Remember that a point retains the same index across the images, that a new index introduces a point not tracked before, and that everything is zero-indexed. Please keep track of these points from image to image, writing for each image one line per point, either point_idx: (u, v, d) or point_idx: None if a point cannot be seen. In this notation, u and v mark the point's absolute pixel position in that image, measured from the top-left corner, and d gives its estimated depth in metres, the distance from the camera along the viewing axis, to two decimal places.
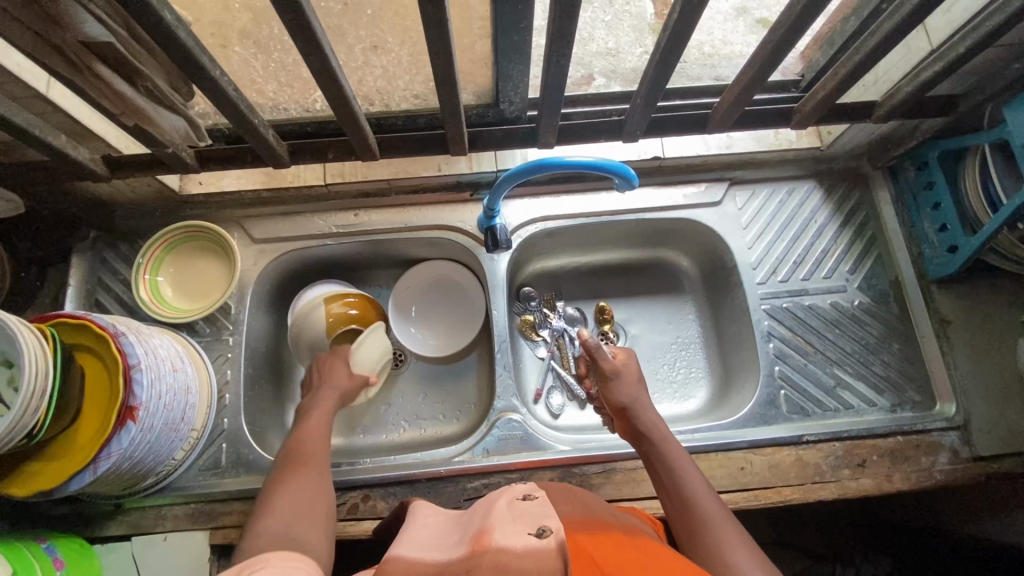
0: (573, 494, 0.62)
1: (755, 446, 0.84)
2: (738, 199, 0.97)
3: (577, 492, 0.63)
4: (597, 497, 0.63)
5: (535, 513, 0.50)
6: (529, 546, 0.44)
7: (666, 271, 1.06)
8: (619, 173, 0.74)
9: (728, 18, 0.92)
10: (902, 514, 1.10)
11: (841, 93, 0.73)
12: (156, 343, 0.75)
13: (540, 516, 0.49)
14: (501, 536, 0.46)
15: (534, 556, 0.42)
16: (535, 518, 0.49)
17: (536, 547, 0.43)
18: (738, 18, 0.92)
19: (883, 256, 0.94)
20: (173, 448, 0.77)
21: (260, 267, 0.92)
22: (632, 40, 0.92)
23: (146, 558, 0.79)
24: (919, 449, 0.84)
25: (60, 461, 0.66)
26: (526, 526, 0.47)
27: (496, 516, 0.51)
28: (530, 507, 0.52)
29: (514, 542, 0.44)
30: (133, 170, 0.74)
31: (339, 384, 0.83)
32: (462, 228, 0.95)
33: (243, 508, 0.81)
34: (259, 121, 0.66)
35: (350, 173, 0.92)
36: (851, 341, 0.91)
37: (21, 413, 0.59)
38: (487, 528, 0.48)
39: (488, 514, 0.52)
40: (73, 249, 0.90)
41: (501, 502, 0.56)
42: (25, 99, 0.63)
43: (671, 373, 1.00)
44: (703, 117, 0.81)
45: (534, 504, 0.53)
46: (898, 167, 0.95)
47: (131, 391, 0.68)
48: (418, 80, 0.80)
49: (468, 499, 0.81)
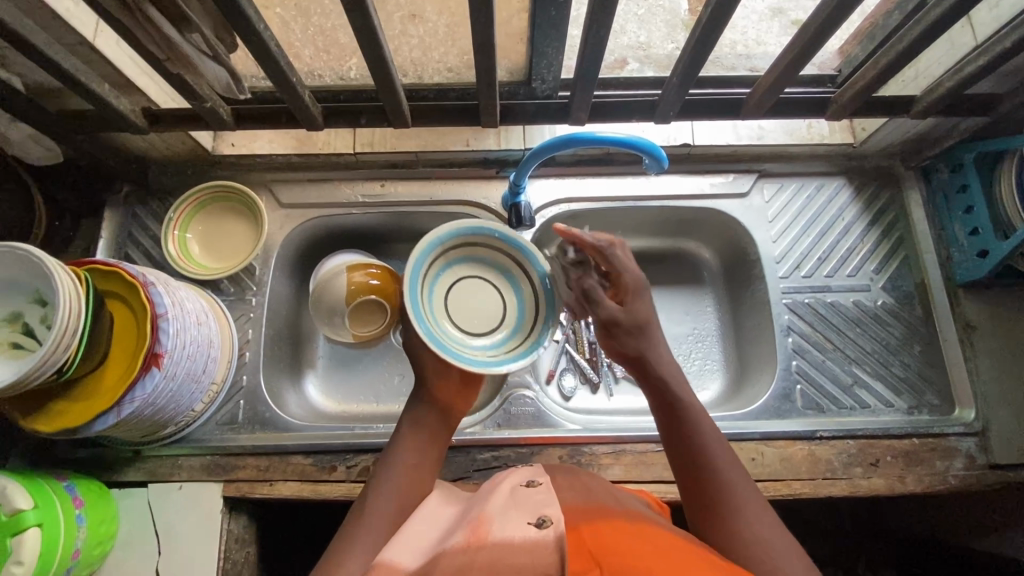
0: (575, 476, 0.63)
1: (766, 438, 0.83)
2: (765, 191, 0.96)
3: (582, 476, 0.63)
4: (600, 481, 0.63)
5: (534, 501, 0.52)
6: (529, 537, 0.46)
7: (687, 261, 1.06)
8: (650, 153, 0.74)
9: (762, 19, 0.90)
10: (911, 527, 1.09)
11: (878, 86, 0.73)
12: (183, 296, 0.77)
13: (538, 505, 0.51)
14: (497, 528, 0.48)
15: (533, 548, 0.44)
16: (533, 506, 0.51)
17: (536, 539, 0.45)
18: (774, 19, 0.89)
19: (910, 258, 0.93)
20: (193, 400, 0.79)
21: (285, 231, 0.94)
22: (664, 35, 0.90)
23: (160, 505, 0.81)
24: (934, 453, 0.83)
25: (85, 402, 0.68)
26: (524, 516, 0.49)
27: (496, 503, 0.53)
28: (528, 494, 0.53)
29: (513, 534, 0.46)
30: (169, 125, 0.75)
31: (422, 424, 0.69)
32: (485, 204, 0.95)
33: (257, 464, 0.82)
34: (297, 81, 0.67)
35: (380, 143, 0.94)
36: (872, 340, 0.90)
37: (53, 350, 0.61)
38: (484, 516, 0.50)
39: (489, 503, 0.53)
40: (107, 203, 0.92)
41: (504, 489, 0.57)
42: (73, 46, 0.65)
43: (685, 363, 1.00)
44: (738, 101, 0.80)
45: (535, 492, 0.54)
46: (932, 168, 0.93)
47: (157, 340, 0.70)
48: (453, 53, 0.81)
49: (477, 470, 0.82)
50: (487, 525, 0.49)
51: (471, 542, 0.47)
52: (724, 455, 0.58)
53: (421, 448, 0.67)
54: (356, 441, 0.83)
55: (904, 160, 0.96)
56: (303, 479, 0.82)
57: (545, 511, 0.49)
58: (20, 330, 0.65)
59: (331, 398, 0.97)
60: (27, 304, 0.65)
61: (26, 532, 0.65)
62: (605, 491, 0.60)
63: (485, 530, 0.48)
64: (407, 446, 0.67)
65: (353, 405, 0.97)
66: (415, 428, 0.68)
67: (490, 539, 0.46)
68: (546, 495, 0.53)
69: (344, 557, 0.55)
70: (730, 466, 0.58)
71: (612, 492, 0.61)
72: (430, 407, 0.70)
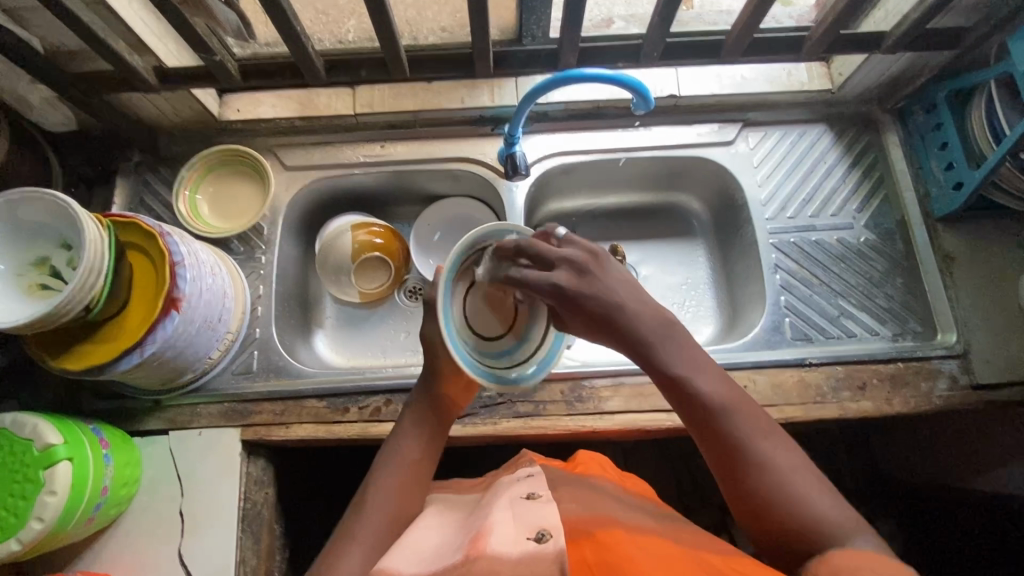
0: (572, 486, 0.64)
1: (758, 366, 0.87)
2: (750, 140, 1.00)
3: (582, 481, 0.66)
4: (600, 485, 0.66)
5: (533, 513, 0.54)
6: (527, 553, 0.49)
7: (677, 214, 1.10)
8: (637, 91, 0.79)
9: None
10: (905, 472, 1.12)
11: (846, 21, 0.77)
12: (198, 249, 0.80)
13: (536, 516, 0.54)
14: (496, 541, 0.50)
15: (532, 563, 0.48)
16: (531, 518, 0.54)
17: (535, 555, 0.48)
18: None
19: (890, 197, 0.97)
20: (210, 347, 0.83)
21: (291, 193, 0.97)
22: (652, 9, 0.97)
23: (180, 450, 0.84)
24: (919, 375, 0.87)
25: (109, 345, 0.72)
26: (522, 530, 0.52)
27: (496, 513, 0.55)
28: (528, 505, 0.56)
29: (510, 550, 0.49)
30: (181, 83, 0.80)
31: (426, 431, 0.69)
32: (482, 159, 0.99)
33: (273, 409, 0.86)
34: (301, 31, 0.72)
35: (379, 104, 0.97)
36: (856, 274, 0.94)
37: (80, 287, 0.65)
38: (484, 528, 0.53)
39: (491, 512, 0.56)
40: (119, 170, 0.95)
41: (505, 499, 0.59)
42: (90, 4, 0.70)
43: (680, 310, 1.04)
44: (717, 44, 0.84)
45: (534, 502, 0.56)
46: (909, 111, 0.98)
47: (176, 285, 0.74)
48: (446, 13, 0.90)
49: (484, 407, 0.85)
50: (484, 538, 0.51)
51: (469, 556, 0.50)
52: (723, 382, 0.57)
53: (421, 455, 0.68)
54: (366, 383, 0.86)
55: (880, 104, 1.01)
56: (317, 420, 0.85)
57: (543, 525, 0.52)
58: (48, 272, 0.69)
59: (340, 354, 1.01)
60: (55, 249, 0.69)
61: (58, 465, 0.69)
62: (600, 497, 0.62)
63: (483, 544, 0.51)
64: (406, 448, 0.68)
65: (361, 360, 1.00)
66: (419, 434, 0.69)
67: (488, 552, 0.49)
68: (545, 505, 0.55)
69: (344, 548, 0.59)
70: (738, 404, 0.55)
71: (609, 499, 0.62)
72: (431, 412, 0.71)
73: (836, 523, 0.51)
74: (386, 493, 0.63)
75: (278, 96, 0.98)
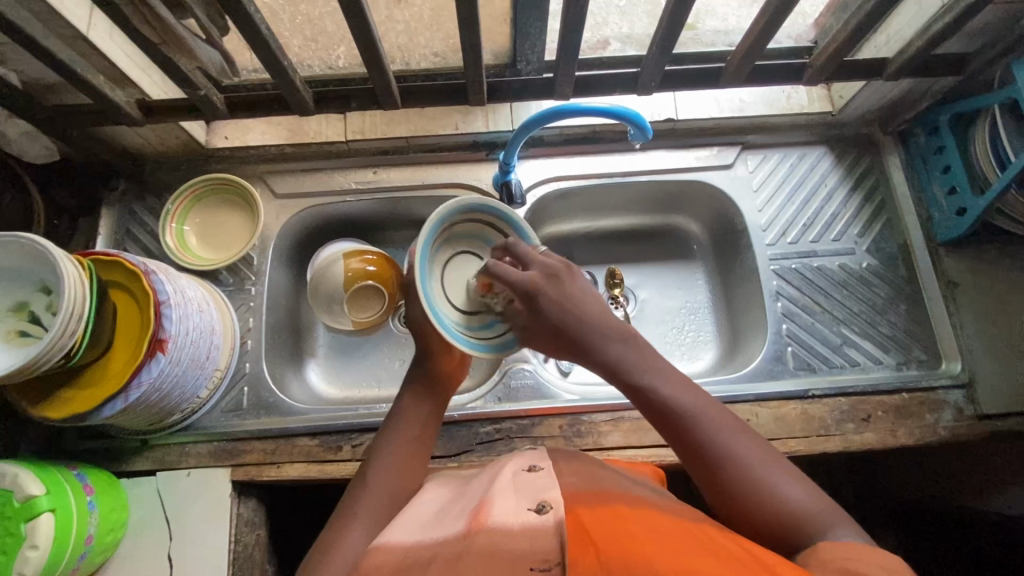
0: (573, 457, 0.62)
1: (761, 399, 0.85)
2: (749, 163, 0.98)
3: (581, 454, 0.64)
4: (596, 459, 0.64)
5: (535, 485, 0.53)
6: (529, 524, 0.47)
7: (676, 236, 1.08)
8: (634, 122, 0.78)
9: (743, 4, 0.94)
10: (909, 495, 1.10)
11: (846, 51, 0.76)
12: (185, 285, 0.78)
13: (538, 489, 0.52)
14: (496, 512, 0.49)
15: (534, 534, 0.46)
16: (533, 490, 0.52)
17: (535, 526, 0.47)
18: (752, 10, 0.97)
19: (892, 221, 0.95)
20: (198, 387, 0.80)
21: (280, 222, 0.95)
22: (647, 25, 0.93)
23: (169, 491, 0.82)
24: (924, 406, 0.85)
25: (92, 389, 0.70)
26: (524, 502, 0.50)
27: (497, 486, 0.54)
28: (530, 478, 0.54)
29: (512, 520, 0.48)
30: (164, 116, 0.78)
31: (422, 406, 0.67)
32: (477, 185, 0.96)
33: (264, 447, 0.84)
34: (289, 66, 0.70)
35: (370, 130, 0.95)
36: (858, 301, 0.92)
37: (60, 335, 0.62)
38: (485, 501, 0.51)
39: (491, 487, 0.54)
40: (104, 201, 0.93)
41: (506, 472, 0.57)
42: (69, 40, 0.67)
43: (679, 336, 1.02)
44: (717, 71, 0.82)
45: (535, 475, 0.55)
46: (909, 133, 0.96)
47: (161, 325, 0.71)
48: (439, 37, 0.85)
49: (480, 442, 0.83)
50: (487, 509, 0.50)
51: (471, 527, 0.48)
52: (674, 382, 0.56)
53: (420, 428, 0.66)
54: (360, 419, 0.84)
55: (882, 125, 0.99)
56: (309, 460, 0.83)
57: (544, 497, 0.50)
58: (26, 318, 0.66)
59: (333, 385, 0.98)
60: (34, 293, 0.67)
61: (40, 517, 0.66)
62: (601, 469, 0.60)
63: (485, 516, 0.49)
64: (405, 421, 0.66)
65: (355, 391, 0.98)
66: (417, 405, 0.67)
67: (490, 525, 0.48)
68: (544, 478, 0.53)
69: (348, 526, 0.56)
70: (699, 408, 0.56)
71: None
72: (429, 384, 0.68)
73: (810, 510, 0.52)
74: (387, 468, 0.61)
75: (267, 122, 0.96)
